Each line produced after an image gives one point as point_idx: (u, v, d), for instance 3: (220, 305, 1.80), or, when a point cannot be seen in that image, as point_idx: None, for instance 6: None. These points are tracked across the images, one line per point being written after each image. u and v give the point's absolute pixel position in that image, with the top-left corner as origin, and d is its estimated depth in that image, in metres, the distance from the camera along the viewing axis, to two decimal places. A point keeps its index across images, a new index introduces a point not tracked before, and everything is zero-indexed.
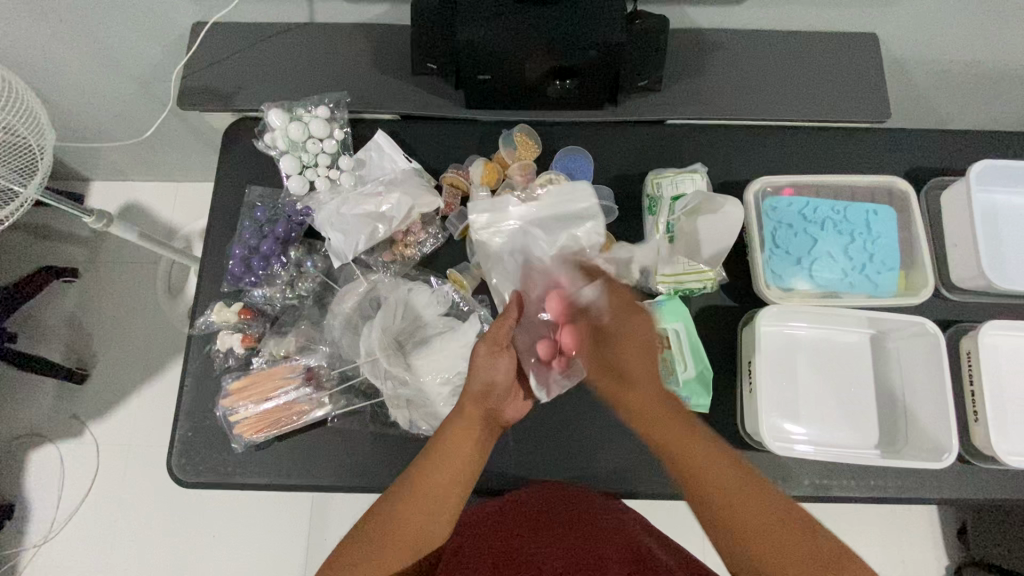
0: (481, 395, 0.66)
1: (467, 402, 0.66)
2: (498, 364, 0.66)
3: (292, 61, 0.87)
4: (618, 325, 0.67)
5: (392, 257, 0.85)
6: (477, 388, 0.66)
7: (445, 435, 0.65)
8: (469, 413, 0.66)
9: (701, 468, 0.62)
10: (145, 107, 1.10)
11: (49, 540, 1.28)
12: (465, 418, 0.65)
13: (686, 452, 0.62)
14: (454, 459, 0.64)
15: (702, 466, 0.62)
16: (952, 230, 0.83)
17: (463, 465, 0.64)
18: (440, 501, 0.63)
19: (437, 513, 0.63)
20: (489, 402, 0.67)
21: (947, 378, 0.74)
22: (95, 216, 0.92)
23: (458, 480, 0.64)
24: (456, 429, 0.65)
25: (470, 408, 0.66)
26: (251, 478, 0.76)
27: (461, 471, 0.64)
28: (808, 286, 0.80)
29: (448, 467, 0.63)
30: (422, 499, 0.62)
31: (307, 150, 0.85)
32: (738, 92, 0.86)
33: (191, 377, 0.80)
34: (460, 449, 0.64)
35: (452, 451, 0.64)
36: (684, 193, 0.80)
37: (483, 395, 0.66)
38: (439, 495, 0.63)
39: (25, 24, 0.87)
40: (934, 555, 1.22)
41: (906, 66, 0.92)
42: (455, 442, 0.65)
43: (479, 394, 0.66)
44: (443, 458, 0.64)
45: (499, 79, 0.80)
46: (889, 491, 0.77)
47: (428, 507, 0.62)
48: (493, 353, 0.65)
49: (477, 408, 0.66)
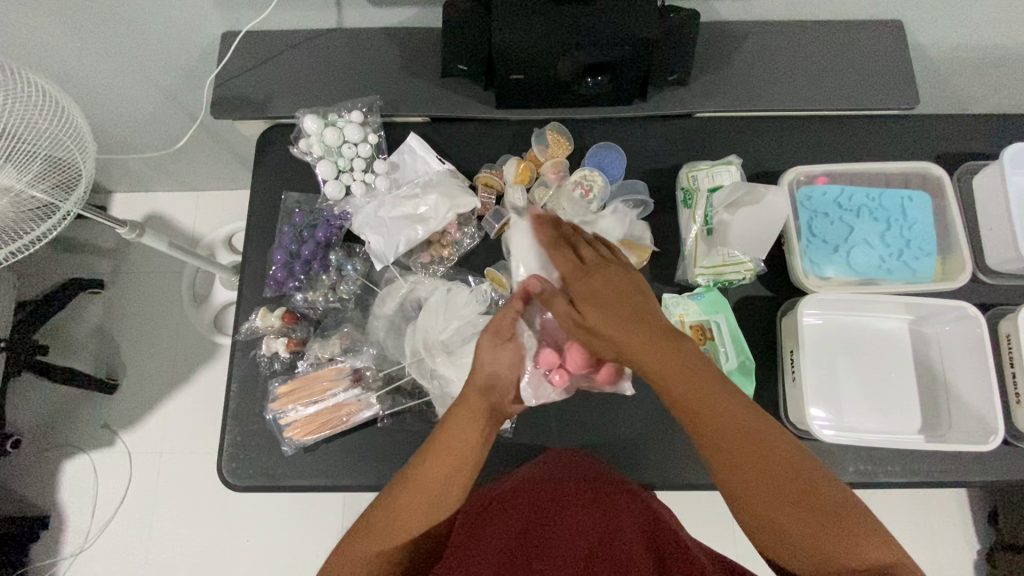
0: (485, 388, 0.63)
1: (471, 391, 0.63)
2: (499, 358, 0.63)
3: (324, 67, 0.87)
4: (600, 271, 0.66)
5: (430, 258, 0.87)
6: (481, 381, 0.63)
7: (450, 422, 0.62)
8: (475, 403, 0.63)
9: (689, 394, 0.60)
10: (172, 118, 1.11)
11: (86, 549, 1.29)
12: (471, 405, 0.63)
13: (720, 427, 0.58)
14: (460, 447, 0.61)
15: (693, 394, 0.59)
16: (987, 214, 0.84)
17: (470, 449, 0.62)
18: (440, 493, 0.60)
19: (440, 503, 0.60)
20: (494, 395, 0.64)
21: (989, 361, 0.75)
22: (127, 226, 0.89)
23: (462, 470, 0.62)
24: (459, 418, 0.62)
25: (474, 396, 0.63)
26: (302, 479, 0.78)
27: (467, 462, 0.62)
28: (845, 273, 0.80)
29: (450, 449, 0.61)
30: (427, 488, 0.60)
31: (343, 155, 0.87)
32: (766, 83, 0.87)
33: (238, 382, 0.82)
34: (469, 435, 0.62)
35: (457, 439, 0.62)
36: (721, 184, 0.81)
37: (487, 388, 0.63)
38: (441, 486, 0.60)
39: (58, 38, 0.88)
40: (966, 539, 1.22)
41: (932, 54, 0.93)
42: (461, 429, 0.62)
43: (485, 386, 0.63)
44: (445, 447, 0.61)
45: (533, 79, 0.81)
46: (931, 474, 0.79)
47: (432, 494, 0.60)
48: (497, 343, 0.64)
49: (482, 400, 0.63)
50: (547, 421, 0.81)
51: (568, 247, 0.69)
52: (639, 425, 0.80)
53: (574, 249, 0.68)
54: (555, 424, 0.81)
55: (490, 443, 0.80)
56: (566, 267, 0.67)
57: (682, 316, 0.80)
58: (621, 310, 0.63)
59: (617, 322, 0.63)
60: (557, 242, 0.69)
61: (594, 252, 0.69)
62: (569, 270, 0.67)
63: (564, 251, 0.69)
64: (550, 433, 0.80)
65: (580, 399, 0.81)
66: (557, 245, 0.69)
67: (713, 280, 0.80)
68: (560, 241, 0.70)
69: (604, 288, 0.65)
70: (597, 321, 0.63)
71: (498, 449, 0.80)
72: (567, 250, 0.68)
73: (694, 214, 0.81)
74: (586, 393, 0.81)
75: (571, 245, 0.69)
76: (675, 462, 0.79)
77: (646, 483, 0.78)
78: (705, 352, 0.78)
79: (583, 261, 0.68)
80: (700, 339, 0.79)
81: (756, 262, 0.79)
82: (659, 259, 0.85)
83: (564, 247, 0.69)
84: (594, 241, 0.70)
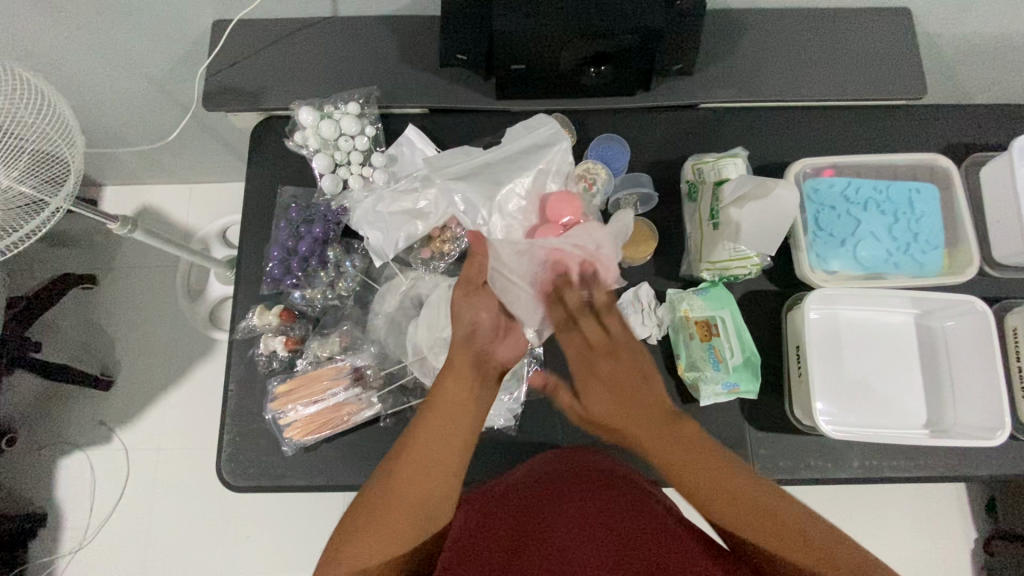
0: (467, 338, 0.65)
1: (455, 350, 0.64)
2: (477, 307, 0.66)
3: (318, 58, 0.85)
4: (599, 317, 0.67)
5: (430, 253, 0.85)
6: (462, 334, 0.65)
7: (439, 389, 0.62)
8: (460, 362, 0.63)
9: (656, 436, 0.60)
10: (163, 109, 1.08)
11: (85, 546, 1.29)
12: (463, 367, 0.63)
13: (711, 480, 0.58)
14: (450, 410, 0.61)
15: (687, 466, 0.59)
16: (995, 206, 0.83)
17: (460, 411, 0.62)
18: (438, 457, 0.60)
19: (437, 471, 0.59)
20: (477, 345, 0.65)
21: (996, 356, 0.74)
22: (120, 221, 0.86)
23: (457, 436, 0.61)
24: (450, 387, 0.62)
25: (459, 355, 0.64)
26: (303, 480, 0.77)
27: (458, 429, 0.61)
28: (852, 268, 0.79)
29: (444, 413, 0.61)
30: (421, 463, 0.59)
31: (340, 148, 0.85)
32: (772, 74, 0.85)
33: (236, 381, 0.81)
34: (457, 395, 0.62)
35: (450, 403, 0.62)
36: (727, 177, 0.79)
37: (469, 338, 0.65)
38: (437, 449, 0.60)
39: (41, 28, 0.84)
40: (964, 529, 1.23)
41: (940, 43, 0.91)
42: (451, 394, 0.62)
43: (466, 338, 0.65)
44: (440, 409, 0.61)
45: (533, 69, 0.79)
46: (935, 468, 0.79)
47: (426, 466, 0.59)
48: (469, 293, 0.67)
49: (466, 356, 0.64)
50: (552, 419, 0.80)
51: (575, 325, 0.67)
52: None
53: (581, 329, 0.67)
54: (559, 422, 0.80)
55: (494, 441, 0.79)
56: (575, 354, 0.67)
57: (687, 312, 0.79)
58: (633, 384, 0.63)
59: (622, 402, 0.62)
60: (554, 295, 0.69)
61: (599, 327, 0.66)
62: (563, 322, 0.68)
63: (573, 331, 0.67)
64: (554, 431, 0.80)
65: None
66: (569, 322, 0.68)
67: (719, 275, 0.79)
68: (554, 295, 0.69)
69: (605, 374, 0.64)
70: (597, 402, 0.63)
71: (501, 447, 0.79)
72: (563, 306, 0.68)
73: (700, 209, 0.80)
74: None
75: (577, 323, 0.67)
76: None
77: (651, 480, 0.77)
78: (710, 348, 0.78)
79: (590, 343, 0.66)
80: (706, 335, 0.78)
81: (762, 257, 0.77)
82: (663, 253, 0.84)
83: (567, 314, 0.68)
84: (603, 309, 0.67)
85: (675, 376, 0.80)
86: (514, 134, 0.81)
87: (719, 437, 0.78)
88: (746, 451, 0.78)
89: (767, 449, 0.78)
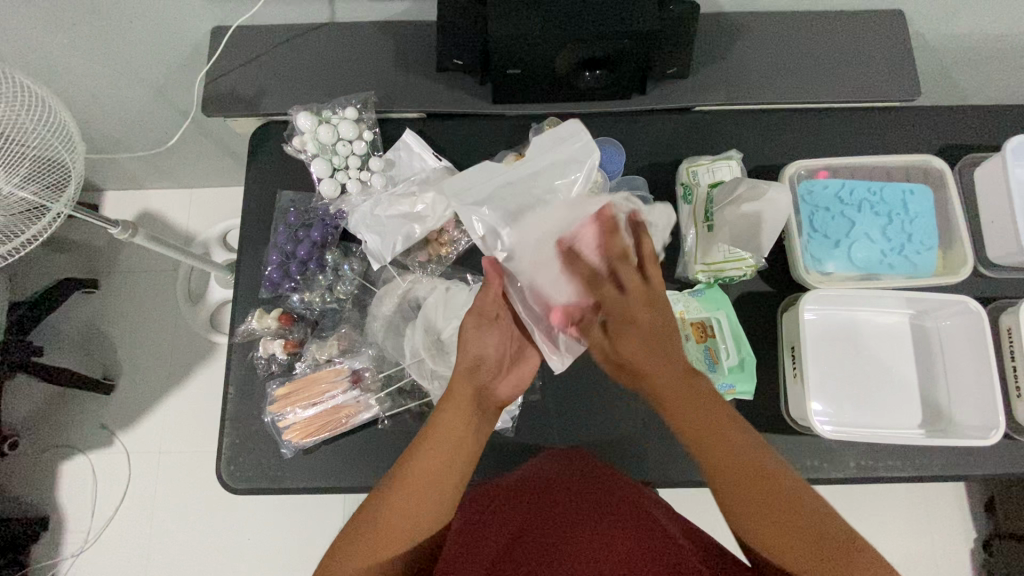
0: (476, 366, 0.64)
1: (456, 381, 0.63)
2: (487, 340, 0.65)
3: (316, 64, 0.86)
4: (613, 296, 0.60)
5: (428, 256, 0.86)
6: (465, 366, 0.64)
7: (438, 417, 0.63)
8: (460, 395, 0.63)
9: (684, 406, 0.59)
10: (163, 115, 1.09)
11: (86, 549, 1.29)
12: (465, 397, 0.63)
13: (743, 475, 0.56)
14: (449, 441, 0.61)
15: (724, 453, 0.57)
16: (989, 206, 0.83)
17: (459, 443, 0.62)
18: (433, 485, 0.60)
19: (431, 498, 0.59)
20: (479, 378, 0.64)
21: (990, 355, 0.74)
22: (120, 226, 0.87)
23: (453, 467, 0.61)
24: (449, 415, 0.62)
25: (460, 386, 0.63)
26: (302, 482, 0.78)
27: (456, 454, 0.61)
28: (846, 268, 0.80)
29: (442, 443, 0.61)
30: (415, 490, 0.59)
31: (338, 153, 0.86)
32: (765, 77, 0.86)
33: (235, 384, 0.82)
34: (455, 426, 0.62)
35: (447, 433, 0.62)
36: (721, 180, 0.80)
37: (471, 372, 0.63)
38: (433, 478, 0.60)
39: (43, 35, 0.85)
40: (963, 529, 1.23)
41: (934, 45, 0.91)
42: (448, 425, 0.62)
43: (468, 369, 0.64)
44: (437, 437, 0.61)
45: (528, 74, 0.79)
46: (930, 467, 0.79)
47: (420, 492, 0.59)
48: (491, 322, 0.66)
49: (468, 386, 0.63)
50: (549, 421, 0.80)
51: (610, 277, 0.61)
52: (639, 424, 0.80)
53: (610, 279, 0.61)
54: (555, 423, 0.80)
55: (491, 443, 0.79)
56: (608, 303, 0.61)
57: (683, 313, 0.80)
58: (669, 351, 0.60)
59: (659, 364, 0.59)
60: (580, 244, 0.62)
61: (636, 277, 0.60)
62: (590, 279, 0.61)
63: (603, 284, 0.61)
64: (551, 432, 0.80)
65: (580, 397, 0.81)
66: (599, 277, 0.61)
67: (713, 276, 0.80)
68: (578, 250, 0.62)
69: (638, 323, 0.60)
70: (630, 350, 0.60)
71: (499, 448, 0.79)
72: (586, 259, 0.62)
73: (694, 211, 0.80)
74: (586, 392, 0.81)
75: (605, 278, 0.61)
76: (676, 459, 0.78)
77: (647, 481, 0.78)
78: (706, 349, 0.78)
79: (627, 293, 0.60)
80: (701, 336, 0.79)
81: (758, 258, 0.77)
82: (658, 255, 0.85)
83: (594, 268, 0.61)
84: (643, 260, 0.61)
85: None
86: (539, 144, 0.66)
87: None
88: None
89: None
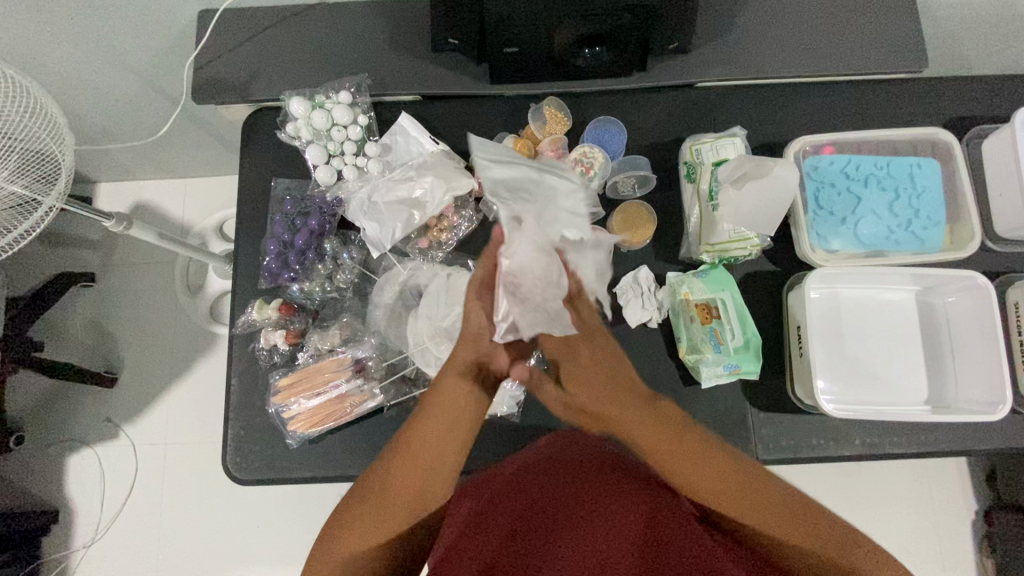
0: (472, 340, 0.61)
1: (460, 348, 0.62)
2: (468, 317, 0.61)
3: (307, 48, 0.83)
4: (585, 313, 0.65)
5: (428, 243, 0.84)
6: (472, 330, 0.61)
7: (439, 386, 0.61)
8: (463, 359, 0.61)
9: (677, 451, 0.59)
10: (152, 103, 1.06)
11: (97, 540, 1.30)
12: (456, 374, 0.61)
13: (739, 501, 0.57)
14: (452, 410, 0.59)
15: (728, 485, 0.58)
16: (996, 181, 0.82)
17: (460, 415, 0.60)
18: (434, 458, 0.58)
19: (430, 469, 0.58)
20: (482, 347, 0.62)
21: (998, 331, 0.74)
22: (114, 218, 0.85)
23: (455, 438, 0.59)
24: (450, 384, 0.60)
25: (463, 353, 0.61)
26: (308, 471, 0.78)
27: (458, 434, 0.59)
28: (852, 246, 0.79)
29: (441, 416, 0.59)
30: (413, 460, 0.58)
31: (333, 139, 0.83)
32: (770, 50, 0.83)
33: (238, 376, 0.81)
34: (458, 396, 0.60)
35: (448, 405, 0.59)
36: (727, 158, 0.78)
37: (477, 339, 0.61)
38: (434, 451, 0.59)
39: (24, 24, 0.82)
40: (964, 501, 1.24)
41: (941, 14, 0.89)
42: (450, 392, 0.60)
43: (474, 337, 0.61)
44: (438, 411, 0.59)
45: (526, 51, 0.77)
46: (935, 443, 0.79)
47: (422, 462, 0.58)
48: (480, 296, 0.61)
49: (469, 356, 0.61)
50: (554, 406, 0.80)
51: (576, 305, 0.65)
52: None
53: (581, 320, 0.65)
54: None
55: (498, 429, 0.79)
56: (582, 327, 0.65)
57: (688, 295, 0.79)
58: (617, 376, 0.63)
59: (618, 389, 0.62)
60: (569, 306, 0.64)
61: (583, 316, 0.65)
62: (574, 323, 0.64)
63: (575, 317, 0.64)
64: (556, 417, 0.80)
65: None
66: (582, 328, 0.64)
67: (718, 257, 0.79)
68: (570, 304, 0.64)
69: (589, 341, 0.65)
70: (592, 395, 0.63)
71: (505, 434, 0.79)
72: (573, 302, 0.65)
73: (698, 190, 0.79)
74: None
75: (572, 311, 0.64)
76: None
77: None
78: (712, 331, 0.78)
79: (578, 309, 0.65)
80: (706, 318, 0.78)
81: (760, 237, 0.77)
82: (661, 237, 0.84)
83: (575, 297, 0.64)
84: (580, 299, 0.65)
85: (675, 359, 0.80)
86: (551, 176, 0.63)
87: (720, 418, 0.79)
88: (749, 432, 0.79)
89: (770, 429, 0.79)
